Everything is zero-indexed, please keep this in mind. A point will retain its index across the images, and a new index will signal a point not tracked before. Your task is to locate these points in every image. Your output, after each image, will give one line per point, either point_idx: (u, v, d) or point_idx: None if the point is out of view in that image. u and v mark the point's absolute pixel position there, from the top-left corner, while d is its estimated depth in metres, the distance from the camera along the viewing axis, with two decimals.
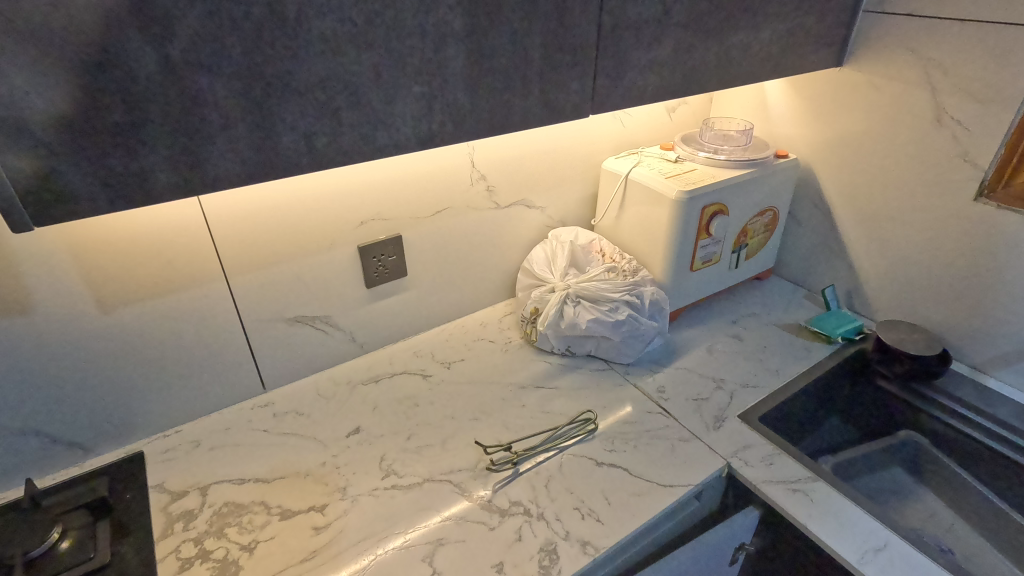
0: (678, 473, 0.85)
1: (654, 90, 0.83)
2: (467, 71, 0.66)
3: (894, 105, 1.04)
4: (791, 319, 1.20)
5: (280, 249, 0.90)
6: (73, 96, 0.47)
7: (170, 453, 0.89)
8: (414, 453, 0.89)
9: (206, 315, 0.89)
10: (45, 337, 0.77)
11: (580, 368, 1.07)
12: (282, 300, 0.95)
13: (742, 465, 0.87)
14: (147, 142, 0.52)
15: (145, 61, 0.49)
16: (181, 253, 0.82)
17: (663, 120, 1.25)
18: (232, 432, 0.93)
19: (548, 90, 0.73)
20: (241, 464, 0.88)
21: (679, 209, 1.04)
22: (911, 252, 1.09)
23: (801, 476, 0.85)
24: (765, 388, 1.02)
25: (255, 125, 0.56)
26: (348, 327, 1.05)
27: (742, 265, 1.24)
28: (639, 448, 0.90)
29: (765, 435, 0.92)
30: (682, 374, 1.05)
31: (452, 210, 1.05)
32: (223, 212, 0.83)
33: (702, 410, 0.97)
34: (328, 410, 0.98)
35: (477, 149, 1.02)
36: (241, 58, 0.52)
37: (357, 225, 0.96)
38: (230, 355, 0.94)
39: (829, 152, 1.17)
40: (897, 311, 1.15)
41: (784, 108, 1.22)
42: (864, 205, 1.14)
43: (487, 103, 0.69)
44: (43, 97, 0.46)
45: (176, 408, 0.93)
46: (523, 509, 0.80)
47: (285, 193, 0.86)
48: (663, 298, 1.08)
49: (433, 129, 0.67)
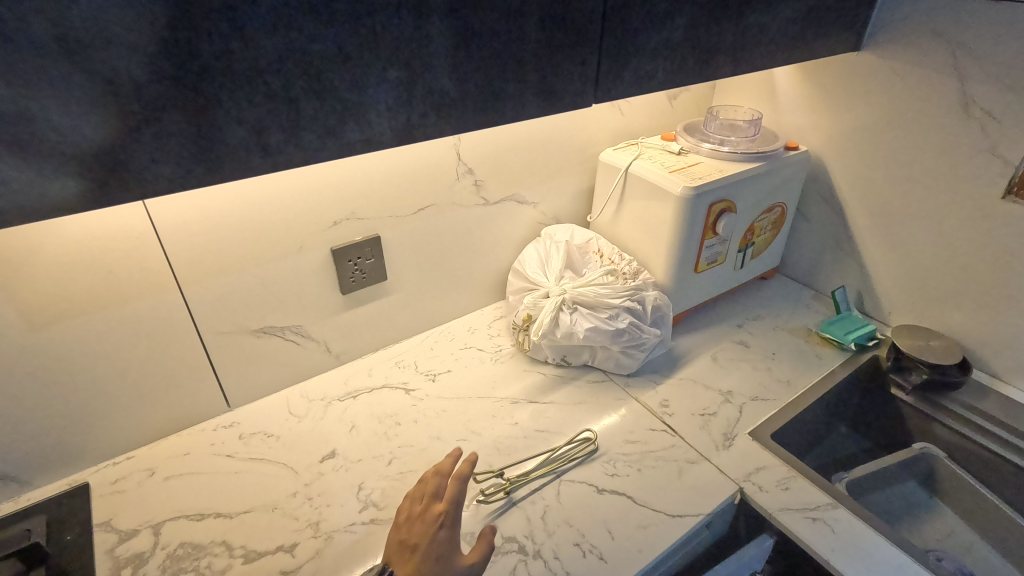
0: (686, 501, 0.78)
1: (664, 76, 0.73)
2: (452, 51, 0.56)
3: (917, 93, 0.95)
4: (800, 323, 1.13)
5: (242, 253, 0.80)
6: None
7: (120, 484, 0.80)
8: (395, 481, 0.81)
9: (158, 329, 0.78)
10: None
11: (577, 380, 0.99)
12: (247, 311, 0.85)
13: (756, 490, 0.80)
14: (51, 139, 0.41)
15: (38, 35, 0.38)
16: (125, 262, 0.72)
17: (663, 108, 1.16)
18: (192, 458, 0.84)
19: (546, 76, 0.64)
20: (201, 496, 0.79)
21: (685, 207, 0.96)
22: (930, 253, 1.01)
23: (821, 502, 0.78)
24: (776, 401, 0.95)
25: (192, 116, 0.46)
26: (321, 337, 0.95)
27: (747, 265, 1.16)
28: (644, 471, 0.82)
29: (778, 455, 0.85)
30: (686, 386, 0.97)
31: (437, 207, 0.95)
32: (172, 215, 0.72)
33: (709, 427, 0.89)
34: (300, 431, 0.89)
35: (464, 140, 0.92)
36: (170, 34, 0.42)
37: (330, 226, 0.86)
38: (187, 372, 0.84)
39: (842, 144, 1.09)
40: (911, 314, 1.08)
41: (794, 96, 1.13)
42: (879, 201, 1.06)
43: (476, 91, 0.60)
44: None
45: (128, 432, 0.83)
46: (517, 547, 0.72)
47: (246, 191, 0.76)
48: (665, 303, 0.99)
49: (413, 121, 0.57)
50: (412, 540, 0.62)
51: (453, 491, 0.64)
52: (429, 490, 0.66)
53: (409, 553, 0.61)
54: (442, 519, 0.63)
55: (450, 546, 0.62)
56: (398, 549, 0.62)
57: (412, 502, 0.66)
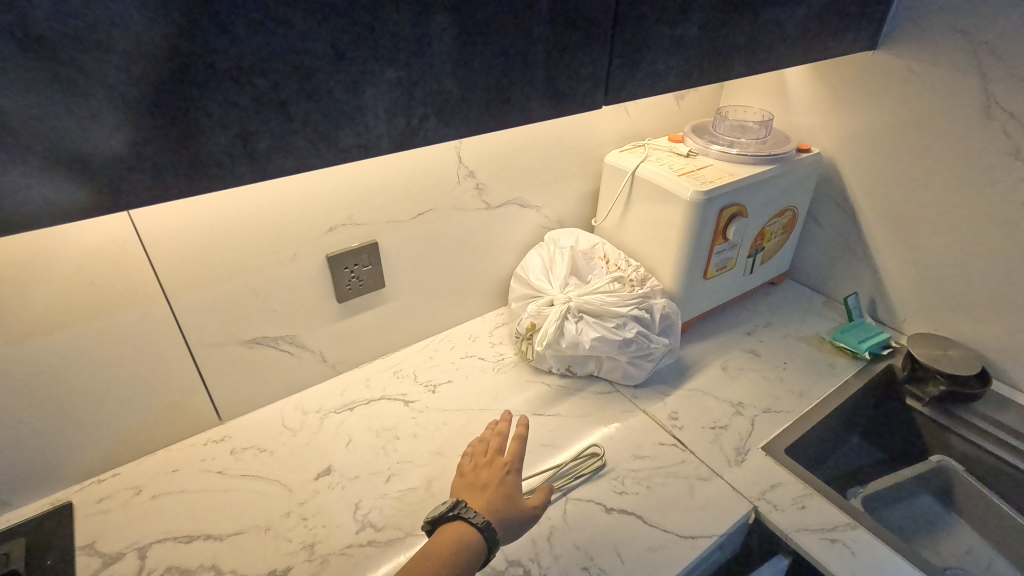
0: (698, 521, 0.74)
1: (677, 76, 0.70)
2: (455, 49, 0.52)
3: (935, 94, 0.92)
4: (811, 330, 1.09)
5: (233, 261, 0.76)
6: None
7: (104, 503, 0.76)
8: (394, 499, 0.77)
9: (144, 341, 0.74)
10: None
11: (582, 391, 0.95)
12: (239, 321, 0.81)
13: (771, 509, 0.76)
14: (13, 145, 0.37)
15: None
16: (107, 271, 0.68)
17: (671, 108, 1.12)
18: (181, 474, 0.80)
19: (554, 75, 0.60)
20: (189, 516, 0.75)
21: (695, 212, 0.92)
22: (947, 260, 0.98)
23: (839, 522, 0.75)
24: (790, 413, 0.91)
25: (172, 119, 0.42)
26: (317, 346, 0.91)
27: (757, 270, 1.12)
28: (653, 489, 0.79)
29: (793, 471, 0.81)
30: (696, 397, 0.94)
31: (437, 211, 0.91)
32: (158, 222, 0.68)
33: (721, 441, 0.86)
34: (294, 445, 0.85)
35: (466, 143, 0.88)
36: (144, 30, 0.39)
37: (326, 232, 0.82)
38: (176, 385, 0.80)
39: (855, 146, 1.05)
40: (927, 322, 1.04)
41: (805, 96, 1.10)
42: (894, 206, 1.03)
43: (480, 92, 0.56)
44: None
45: (113, 448, 0.79)
46: (522, 571, 0.69)
47: (236, 197, 0.72)
48: (674, 312, 0.96)
49: (413, 125, 0.53)
50: (482, 482, 0.67)
51: (517, 443, 0.71)
52: (494, 445, 0.72)
53: (480, 493, 0.66)
54: (509, 467, 0.69)
55: (517, 490, 0.68)
56: (467, 490, 0.67)
57: (473, 456, 0.72)
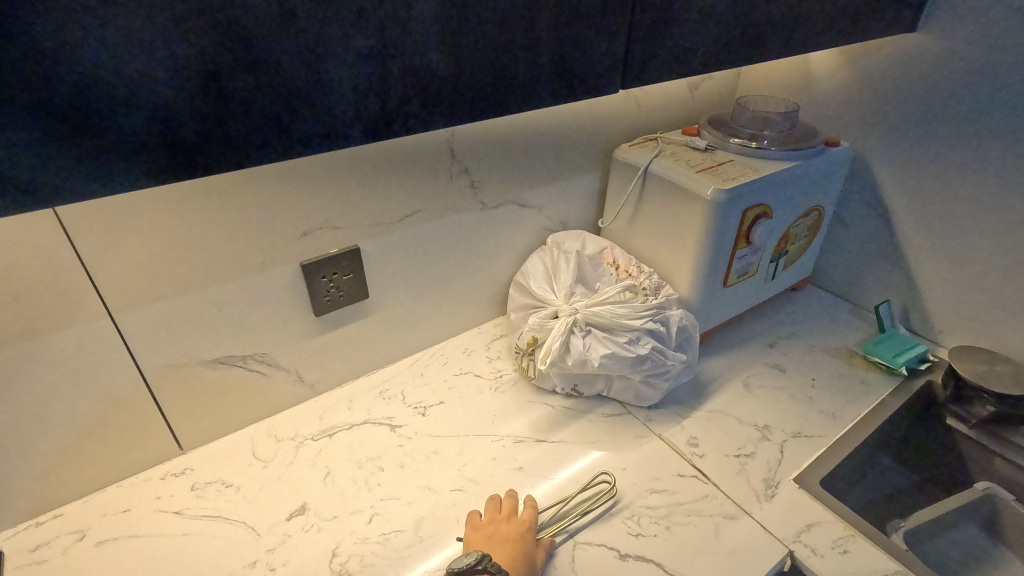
0: (726, 569, 0.65)
1: (704, 56, 0.60)
2: (442, 14, 0.42)
3: (983, 81, 0.82)
4: (839, 342, 1.00)
5: (189, 272, 0.66)
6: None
7: (42, 552, 0.66)
8: (376, 544, 0.67)
9: (85, 364, 0.64)
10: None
11: (590, 413, 0.85)
12: (199, 340, 0.71)
13: (809, 554, 0.67)
14: None
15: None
16: (33, 286, 0.58)
17: (684, 99, 1.02)
18: (133, 515, 0.70)
19: (563, 51, 0.50)
20: (138, 567, 0.65)
21: (715, 213, 0.82)
22: (993, 265, 0.88)
23: (886, 569, 0.65)
24: (822, 437, 0.82)
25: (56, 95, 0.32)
26: (291, 365, 0.81)
27: (779, 276, 1.03)
28: (674, 530, 0.69)
29: (830, 508, 0.72)
30: (717, 420, 0.84)
31: (427, 212, 0.81)
32: (95, 227, 0.58)
33: (747, 471, 0.76)
34: (264, 479, 0.75)
35: (458, 135, 0.78)
36: None
37: (299, 237, 0.72)
38: (126, 413, 0.70)
39: (887, 139, 0.95)
40: (968, 334, 0.95)
41: (832, 84, 1.00)
42: (932, 205, 0.93)
43: (473, 70, 0.46)
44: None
45: (53, 486, 0.69)
46: None
47: (190, 196, 0.62)
48: (691, 324, 0.86)
49: (391, 109, 0.43)
50: (504, 536, 0.64)
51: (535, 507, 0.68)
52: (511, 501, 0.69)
53: (501, 547, 0.63)
54: (529, 525, 0.66)
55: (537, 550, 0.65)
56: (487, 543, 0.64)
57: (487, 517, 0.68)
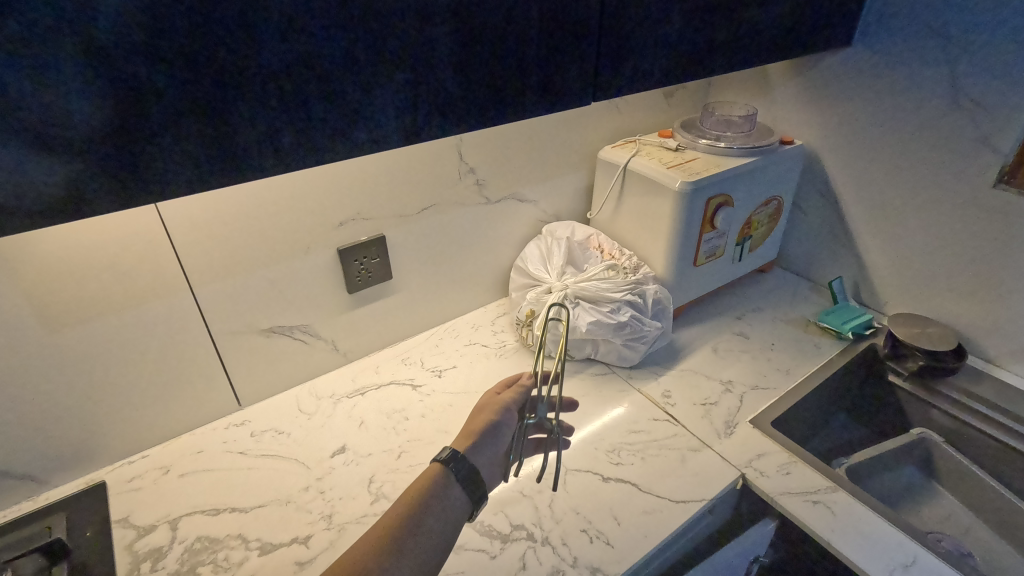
0: (688, 487, 0.80)
1: (661, 75, 0.75)
2: (458, 51, 0.57)
3: (909, 87, 0.97)
4: (798, 314, 1.15)
5: (252, 255, 0.82)
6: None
7: (136, 482, 0.82)
8: (406, 473, 0.83)
9: (171, 329, 0.80)
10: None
11: (580, 373, 1.01)
12: (258, 311, 0.86)
13: (758, 475, 0.82)
14: (73, 142, 0.42)
15: (54, 37, 0.39)
16: (137, 263, 0.73)
17: (660, 106, 1.18)
18: (206, 455, 0.86)
19: (547, 75, 0.65)
20: (214, 493, 0.80)
21: (682, 202, 0.98)
22: (924, 244, 1.03)
23: (819, 486, 0.80)
24: (776, 389, 0.97)
25: (211, 116, 0.46)
26: (329, 336, 0.97)
27: (745, 258, 1.18)
28: (648, 460, 0.84)
29: (778, 442, 0.87)
30: (688, 376, 1.00)
31: (441, 206, 0.97)
32: (183, 217, 0.74)
33: (711, 416, 0.91)
34: (309, 427, 0.90)
35: (465, 140, 0.93)
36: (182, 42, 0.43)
37: (337, 226, 0.87)
38: (199, 372, 0.86)
39: (835, 137, 1.10)
40: (908, 304, 1.10)
41: (787, 91, 1.15)
42: (873, 194, 1.08)
43: (479, 92, 0.61)
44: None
45: (141, 430, 0.85)
46: (526, 534, 0.74)
47: (253, 192, 0.77)
48: (666, 297, 1.02)
49: (421, 122, 0.58)
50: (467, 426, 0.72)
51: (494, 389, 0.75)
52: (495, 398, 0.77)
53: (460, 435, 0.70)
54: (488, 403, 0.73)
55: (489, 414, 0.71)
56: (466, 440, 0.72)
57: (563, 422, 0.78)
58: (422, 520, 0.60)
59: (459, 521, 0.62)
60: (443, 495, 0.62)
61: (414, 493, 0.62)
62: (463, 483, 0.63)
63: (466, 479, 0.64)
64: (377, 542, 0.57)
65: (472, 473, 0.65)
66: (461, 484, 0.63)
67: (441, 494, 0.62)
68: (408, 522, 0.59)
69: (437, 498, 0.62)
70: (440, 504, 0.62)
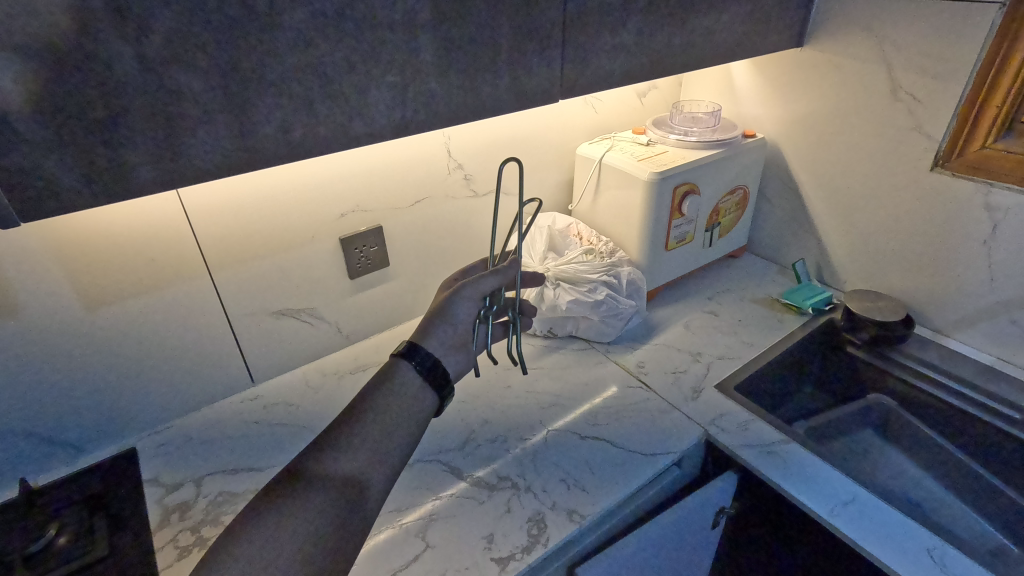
0: (658, 441, 0.89)
1: (622, 74, 0.85)
2: (437, 56, 0.66)
3: (854, 82, 1.07)
4: (764, 293, 1.25)
5: (264, 243, 0.91)
6: (37, 92, 0.46)
7: (162, 448, 0.91)
8: None
9: (191, 311, 0.89)
10: (20, 343, 0.77)
11: (562, 349, 1.11)
12: (268, 295, 0.96)
13: (719, 432, 0.91)
14: (127, 138, 0.51)
15: (117, 55, 0.48)
16: (163, 250, 0.83)
17: (633, 105, 1.28)
18: (224, 425, 0.95)
19: (518, 77, 0.74)
20: (233, 456, 0.90)
21: (651, 190, 1.07)
22: (875, 224, 1.13)
23: (774, 439, 0.89)
24: (740, 359, 1.06)
25: (237, 116, 0.56)
26: (333, 319, 1.07)
27: (715, 244, 1.28)
28: (622, 421, 0.93)
29: (740, 404, 0.96)
30: (660, 350, 1.09)
31: (432, 198, 1.07)
32: (202, 206, 0.83)
33: (679, 382, 1.01)
34: (316, 400, 1.00)
35: (453, 138, 1.03)
36: (208, 57, 0.52)
37: (338, 217, 0.97)
38: (217, 350, 0.95)
39: (793, 130, 1.20)
40: (864, 282, 1.19)
41: (749, 89, 1.25)
42: (828, 180, 1.18)
43: (457, 92, 0.70)
44: (11, 97, 0.45)
45: (166, 404, 0.94)
46: (511, 483, 0.84)
47: (265, 185, 0.87)
48: (640, 278, 1.11)
49: (408, 118, 0.68)
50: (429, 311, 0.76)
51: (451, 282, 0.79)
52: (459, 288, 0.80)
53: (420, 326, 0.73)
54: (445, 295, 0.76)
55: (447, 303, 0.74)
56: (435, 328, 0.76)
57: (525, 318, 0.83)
58: (383, 404, 0.64)
59: (421, 409, 0.67)
60: (402, 383, 0.67)
61: (374, 381, 0.66)
62: (423, 374, 0.68)
63: (425, 369, 0.68)
64: (344, 428, 0.62)
65: (432, 364, 0.69)
66: (421, 374, 0.68)
67: (403, 386, 0.66)
68: (368, 405, 0.64)
69: (396, 390, 0.66)
70: (400, 387, 0.66)
